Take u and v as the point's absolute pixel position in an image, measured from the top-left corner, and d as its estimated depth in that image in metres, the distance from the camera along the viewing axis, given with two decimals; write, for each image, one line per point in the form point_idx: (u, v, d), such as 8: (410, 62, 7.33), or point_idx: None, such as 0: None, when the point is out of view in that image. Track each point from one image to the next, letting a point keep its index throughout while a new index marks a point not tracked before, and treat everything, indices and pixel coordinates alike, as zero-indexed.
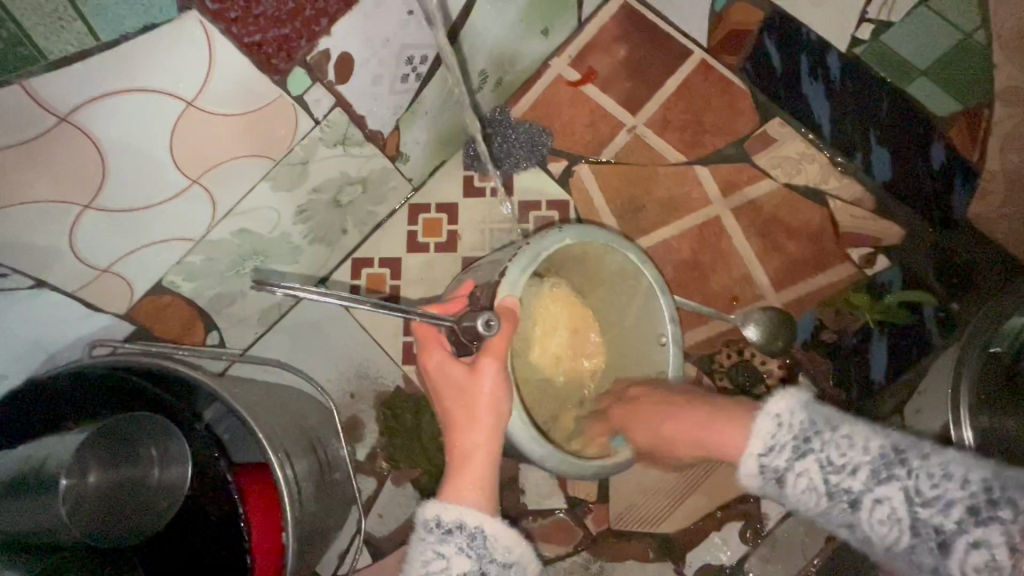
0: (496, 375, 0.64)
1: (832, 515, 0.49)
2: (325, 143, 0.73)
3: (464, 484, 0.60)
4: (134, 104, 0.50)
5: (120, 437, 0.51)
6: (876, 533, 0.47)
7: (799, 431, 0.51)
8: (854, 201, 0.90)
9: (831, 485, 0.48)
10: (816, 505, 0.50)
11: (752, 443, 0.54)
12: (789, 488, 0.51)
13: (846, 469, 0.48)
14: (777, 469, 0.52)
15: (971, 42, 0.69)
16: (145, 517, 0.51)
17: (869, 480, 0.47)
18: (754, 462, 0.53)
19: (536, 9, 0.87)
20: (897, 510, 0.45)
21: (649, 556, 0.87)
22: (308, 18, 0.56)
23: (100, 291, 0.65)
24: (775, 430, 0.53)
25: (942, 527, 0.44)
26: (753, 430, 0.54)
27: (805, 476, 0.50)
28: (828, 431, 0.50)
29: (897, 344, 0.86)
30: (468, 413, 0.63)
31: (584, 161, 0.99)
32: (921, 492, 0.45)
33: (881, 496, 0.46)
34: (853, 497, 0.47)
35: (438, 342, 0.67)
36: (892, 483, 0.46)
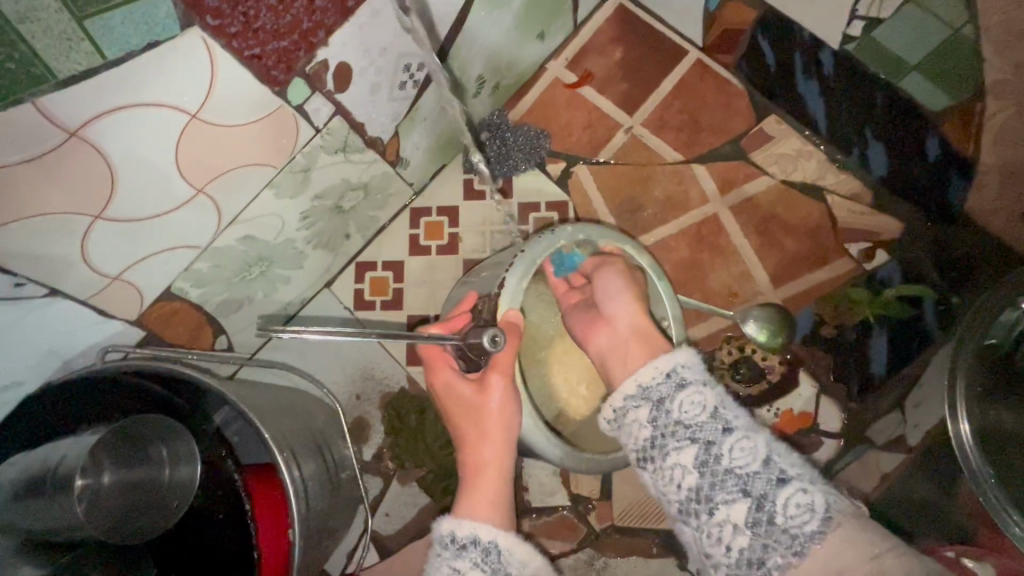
0: (504, 392, 0.70)
1: (700, 427, 0.61)
2: (326, 151, 0.75)
3: (480, 500, 0.68)
4: (142, 118, 0.52)
5: (132, 439, 0.53)
6: (729, 454, 0.58)
7: (707, 374, 0.67)
8: (852, 196, 0.91)
9: (718, 409, 0.62)
10: (694, 416, 0.62)
11: (677, 360, 0.68)
12: (684, 395, 0.64)
13: (732, 412, 0.62)
14: (686, 377, 0.65)
15: (958, 38, 0.68)
16: (157, 514, 0.53)
17: (746, 425, 0.61)
18: (673, 366, 0.66)
19: (531, 14, 0.88)
20: (757, 445, 0.58)
21: (652, 552, 0.88)
22: (306, 30, 0.58)
23: (112, 298, 0.67)
24: (695, 365, 0.67)
25: (785, 470, 0.56)
26: (680, 353, 0.68)
27: (701, 394, 0.63)
28: (719, 389, 0.65)
29: (896, 339, 0.86)
30: (478, 429, 0.71)
31: (581, 162, 1.00)
32: (777, 450, 0.58)
33: (750, 433, 0.59)
34: (728, 425, 0.61)
35: (448, 362, 0.72)
36: (760, 433, 0.60)
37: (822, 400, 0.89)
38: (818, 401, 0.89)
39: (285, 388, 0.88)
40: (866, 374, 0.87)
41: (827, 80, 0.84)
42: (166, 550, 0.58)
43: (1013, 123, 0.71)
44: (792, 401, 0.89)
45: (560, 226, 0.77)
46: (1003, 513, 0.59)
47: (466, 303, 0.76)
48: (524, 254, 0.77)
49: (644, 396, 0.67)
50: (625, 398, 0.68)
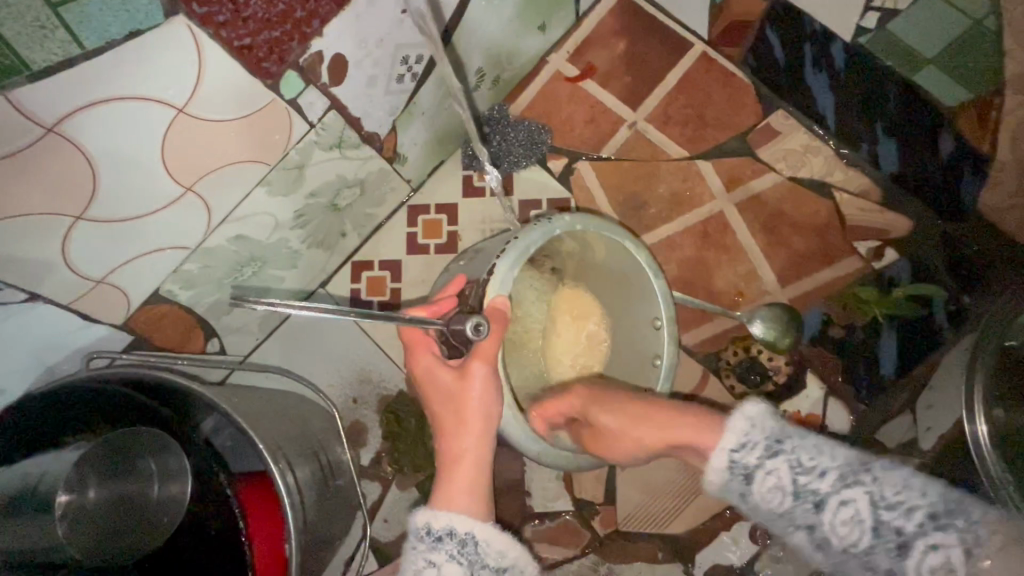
0: (485, 379, 0.65)
1: (794, 515, 0.53)
2: (321, 147, 0.72)
3: (457, 489, 0.63)
4: (124, 114, 0.49)
5: (118, 453, 0.50)
6: (839, 533, 0.50)
7: (769, 432, 0.56)
8: (861, 193, 0.89)
9: (799, 486, 0.52)
10: (780, 506, 0.54)
11: (726, 440, 0.58)
12: (757, 486, 0.55)
13: (815, 471, 0.52)
14: (748, 466, 0.56)
15: (980, 29, 0.67)
16: (144, 533, 0.50)
17: (836, 482, 0.51)
18: (727, 458, 0.57)
19: (533, 5, 0.85)
20: (861, 512, 0.49)
21: (658, 557, 0.86)
22: (300, 19, 0.54)
23: (96, 302, 0.64)
24: (747, 435, 0.57)
25: (903, 530, 0.47)
26: (726, 429, 0.59)
27: (774, 474, 0.54)
28: (783, 444, 0.55)
29: (905, 339, 0.84)
30: (456, 419, 0.65)
31: (584, 158, 0.97)
32: (885, 496, 0.49)
33: (846, 497, 0.50)
34: (819, 498, 0.51)
35: (425, 346, 0.67)
36: (857, 487, 0.49)
37: (830, 401, 0.87)
38: (826, 402, 0.87)
39: (280, 391, 0.85)
40: (875, 375, 0.86)
41: (838, 74, 0.82)
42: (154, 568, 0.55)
43: None
44: (799, 403, 0.88)
45: (557, 215, 0.73)
46: None
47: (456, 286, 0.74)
48: (516, 242, 0.73)
49: (726, 491, 0.59)
50: (722, 473, 0.58)
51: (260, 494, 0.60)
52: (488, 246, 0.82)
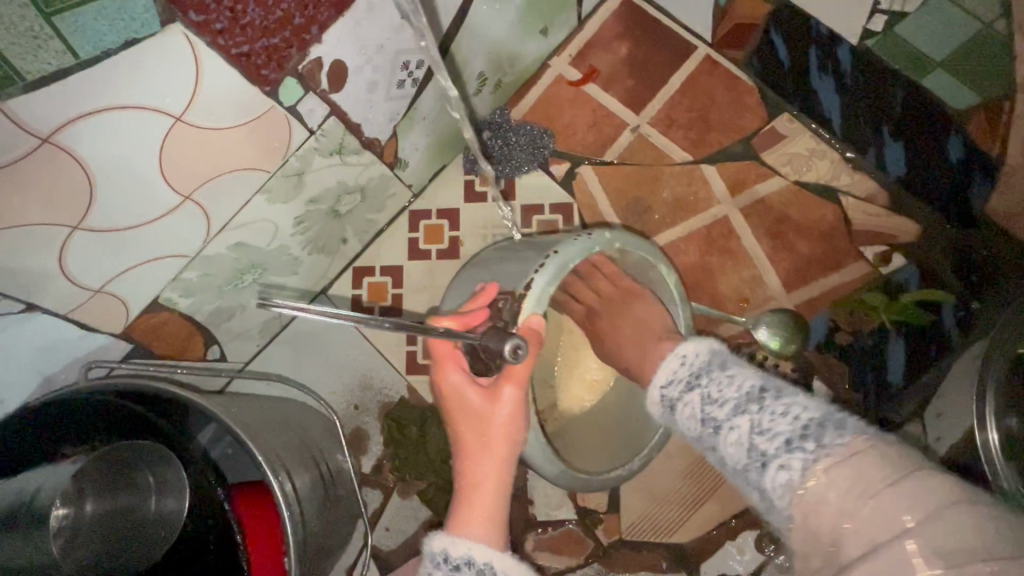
0: (515, 401, 0.65)
1: (703, 439, 0.60)
2: (321, 153, 0.71)
3: (479, 515, 0.62)
4: (120, 123, 0.49)
5: (115, 468, 0.50)
6: (727, 453, 0.55)
7: (693, 368, 0.63)
8: (867, 198, 0.88)
9: (704, 413, 0.59)
10: (694, 430, 0.61)
11: (660, 377, 0.66)
12: (681, 415, 0.62)
13: (718, 401, 0.58)
14: (671, 398, 0.64)
15: (989, 31, 0.65)
16: (142, 548, 0.50)
17: (731, 411, 0.57)
18: (659, 393, 0.66)
19: (534, 8, 0.84)
20: (743, 435, 0.54)
21: (662, 567, 0.85)
22: (298, 26, 0.54)
23: (95, 311, 0.63)
24: (685, 362, 0.65)
25: (767, 451, 0.51)
26: (661, 368, 0.67)
27: (690, 405, 0.61)
28: (716, 371, 0.61)
29: (912, 348, 0.83)
30: (482, 440, 0.64)
31: (586, 163, 0.96)
32: (762, 424, 0.53)
33: (733, 423, 0.55)
34: (717, 423, 0.57)
35: (454, 361, 0.65)
36: (744, 415, 0.55)
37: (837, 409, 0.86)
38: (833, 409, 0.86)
39: (280, 400, 0.84)
40: (883, 383, 0.84)
41: (844, 77, 0.80)
42: None
43: None
44: None
45: (599, 230, 0.72)
46: None
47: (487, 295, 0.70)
48: (557, 255, 0.71)
49: (665, 419, 0.66)
50: (659, 406, 0.66)
51: (252, 506, 0.59)
52: (504, 253, 0.81)
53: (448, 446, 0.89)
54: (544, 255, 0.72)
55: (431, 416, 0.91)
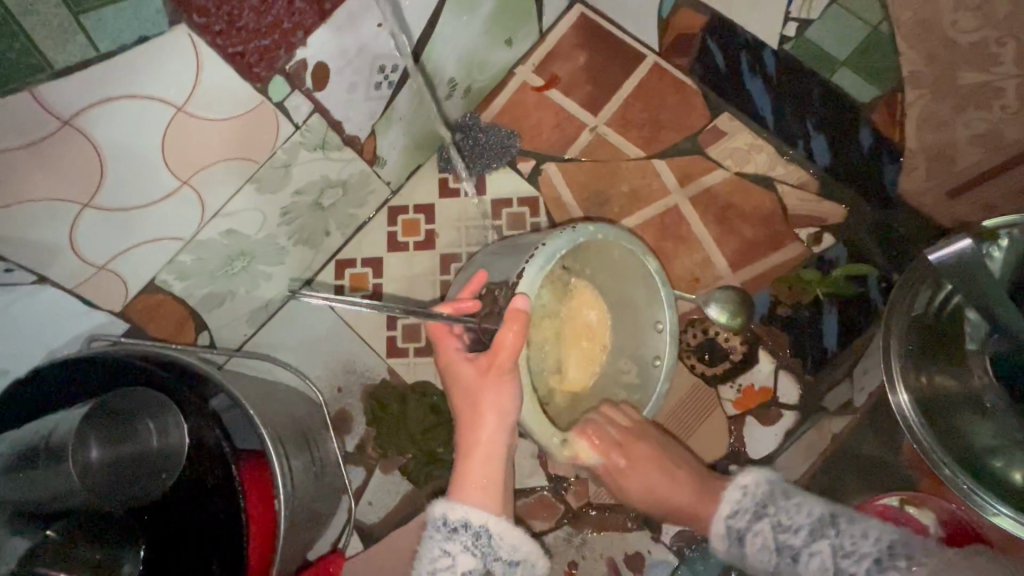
0: (504, 379, 0.70)
1: (782, 569, 0.64)
2: (306, 148, 0.79)
3: (475, 485, 0.69)
4: (128, 110, 0.56)
5: (120, 416, 0.55)
6: None
7: (756, 499, 0.70)
8: (800, 185, 0.98)
9: (780, 542, 0.65)
10: (772, 561, 0.65)
11: (724, 509, 0.73)
12: (753, 536, 0.68)
13: (791, 528, 0.64)
14: (738, 529, 0.69)
15: (877, 33, 0.73)
16: (148, 482, 0.56)
17: (808, 536, 0.63)
18: (726, 525, 0.71)
19: (498, 21, 0.94)
20: (825, 562, 0.60)
21: (628, 527, 0.91)
22: (286, 30, 0.62)
23: (98, 287, 0.69)
24: (738, 505, 0.71)
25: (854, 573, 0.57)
26: (725, 498, 0.73)
27: (761, 535, 0.67)
28: (775, 503, 0.68)
29: (845, 316, 0.92)
30: (473, 408, 0.72)
31: (551, 160, 1.06)
32: (844, 548, 0.59)
33: (813, 547, 0.61)
34: (795, 551, 0.63)
35: (453, 342, 0.76)
36: (823, 539, 0.61)
37: (781, 375, 0.94)
38: (777, 376, 0.94)
39: (272, 380, 0.91)
40: (819, 350, 0.93)
41: (770, 79, 0.91)
42: (155, 521, 0.59)
43: (932, 109, 0.74)
44: (753, 377, 0.95)
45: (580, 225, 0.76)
46: (945, 469, 0.65)
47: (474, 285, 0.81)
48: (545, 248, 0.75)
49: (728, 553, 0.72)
50: (725, 537, 0.71)
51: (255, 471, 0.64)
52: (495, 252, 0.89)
53: (427, 421, 0.96)
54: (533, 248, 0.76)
55: (411, 395, 0.97)
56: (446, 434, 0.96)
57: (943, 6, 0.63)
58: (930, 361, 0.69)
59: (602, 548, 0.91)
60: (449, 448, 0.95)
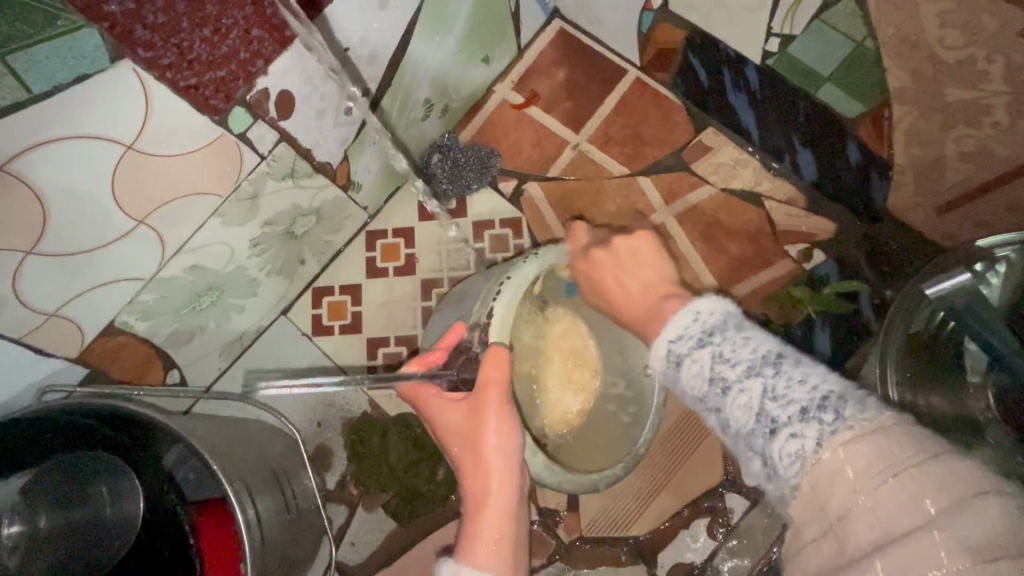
0: (500, 415, 0.64)
1: (709, 399, 0.51)
2: (273, 177, 0.75)
3: (488, 542, 0.61)
4: (70, 152, 0.52)
5: (66, 482, 0.52)
6: (732, 416, 0.48)
7: (707, 324, 0.53)
8: (789, 200, 0.95)
9: (712, 373, 0.50)
10: (697, 390, 0.52)
11: (668, 330, 0.56)
12: (683, 372, 0.53)
13: (731, 361, 0.49)
14: (677, 354, 0.54)
15: (862, 50, 0.69)
16: (97, 554, 0.51)
17: (746, 371, 0.48)
18: (664, 347, 0.55)
19: (473, 39, 0.91)
20: (752, 400, 0.47)
21: (622, 560, 0.88)
22: (243, 60, 0.59)
23: (50, 335, 0.65)
24: (687, 327, 0.54)
25: (778, 418, 0.44)
26: (672, 320, 0.56)
27: (697, 363, 0.52)
28: (732, 330, 0.52)
29: (838, 335, 0.89)
30: (476, 458, 0.64)
31: (533, 179, 1.03)
32: (777, 390, 0.46)
33: (746, 384, 0.47)
34: (726, 384, 0.49)
35: (433, 393, 0.67)
36: (760, 377, 0.47)
37: None
38: None
39: (245, 420, 0.87)
40: None
41: (754, 94, 0.88)
42: None
43: (920, 125, 0.71)
44: None
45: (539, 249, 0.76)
46: None
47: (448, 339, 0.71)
48: (510, 279, 0.74)
49: (664, 376, 0.57)
50: (661, 360, 0.56)
51: (215, 527, 0.58)
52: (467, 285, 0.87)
53: (409, 455, 0.92)
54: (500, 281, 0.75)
55: (393, 427, 0.93)
56: (430, 468, 0.92)
57: (929, 22, 0.60)
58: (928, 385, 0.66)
59: None
60: (433, 482, 0.91)
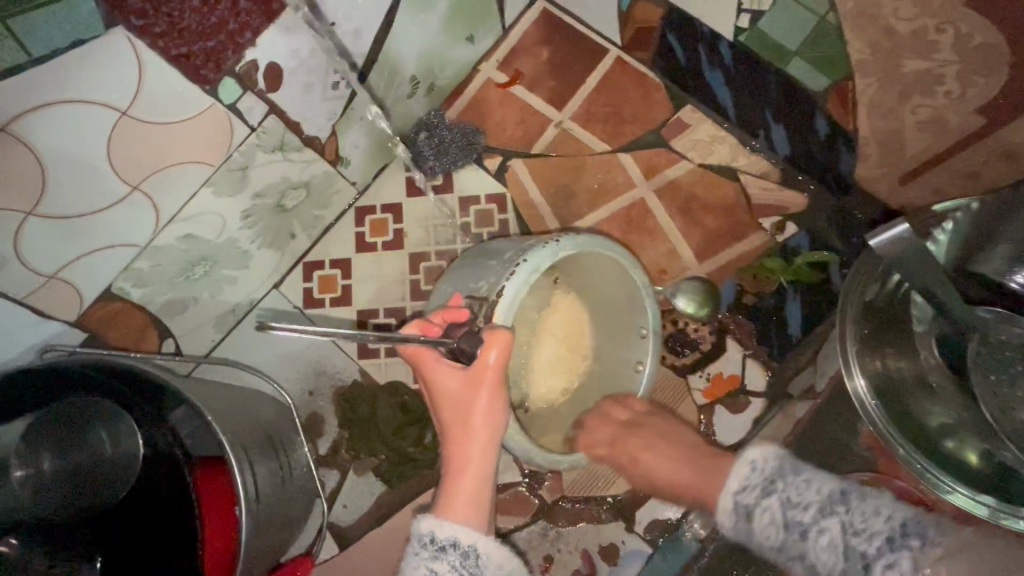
0: (493, 393, 0.66)
1: (789, 547, 0.56)
2: (263, 149, 0.78)
3: (462, 502, 0.64)
4: (68, 117, 0.55)
5: (70, 427, 0.55)
6: (821, 559, 0.53)
7: (768, 470, 0.60)
8: (762, 175, 0.98)
9: (788, 518, 0.56)
10: (777, 538, 0.56)
11: (730, 482, 0.62)
12: (756, 523, 0.58)
13: (801, 505, 0.56)
14: (747, 504, 0.59)
15: (825, 24, 0.74)
16: (103, 489, 0.56)
17: (818, 513, 0.54)
18: (732, 499, 0.61)
19: (457, 18, 0.94)
20: (835, 540, 0.52)
21: (602, 519, 0.92)
22: (233, 30, 0.62)
23: (50, 298, 0.68)
24: (749, 477, 0.60)
25: (867, 553, 0.51)
26: (732, 471, 0.62)
27: (769, 510, 0.57)
28: (790, 475, 0.58)
29: (808, 303, 0.94)
30: (464, 426, 0.66)
31: (518, 156, 1.06)
32: (854, 525, 0.52)
33: (825, 524, 0.53)
34: (805, 528, 0.55)
35: (435, 356, 0.66)
36: (833, 516, 0.53)
37: (748, 362, 0.95)
38: (744, 362, 0.95)
39: (239, 387, 0.90)
40: (783, 336, 0.95)
41: (728, 70, 0.91)
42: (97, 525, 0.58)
43: (882, 94, 0.75)
44: (722, 366, 0.96)
45: (565, 237, 0.72)
46: (903, 450, 0.68)
47: (458, 315, 0.69)
48: (526, 262, 0.72)
49: (735, 514, 0.61)
50: (729, 512, 0.61)
51: (214, 479, 0.64)
52: (484, 249, 0.86)
53: (397, 420, 0.95)
54: (515, 261, 0.73)
55: (382, 395, 0.97)
56: (416, 432, 0.95)
57: None
58: (879, 346, 0.71)
59: (577, 540, 0.91)
60: (422, 447, 0.95)
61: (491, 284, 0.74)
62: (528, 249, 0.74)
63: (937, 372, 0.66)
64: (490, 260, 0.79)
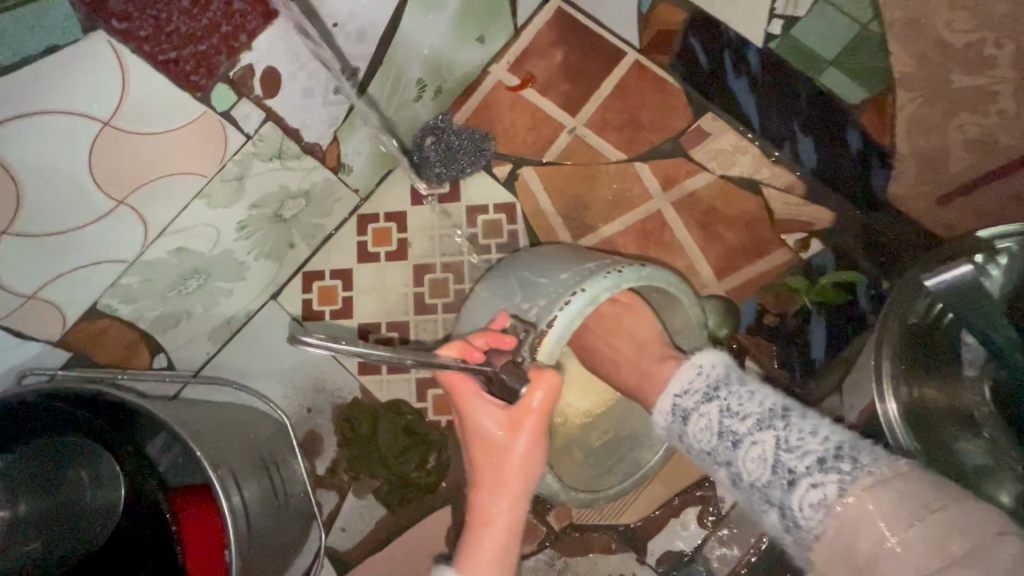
0: (531, 442, 0.64)
1: (719, 451, 0.64)
2: (259, 158, 0.73)
3: (490, 551, 0.63)
4: (45, 129, 0.51)
5: (50, 465, 0.52)
6: (747, 467, 0.61)
7: (710, 380, 0.68)
8: (787, 188, 0.93)
9: (723, 426, 0.64)
10: (708, 442, 0.65)
11: (673, 386, 0.70)
12: (692, 426, 0.67)
13: (738, 415, 0.63)
14: (685, 407, 0.68)
15: (867, 32, 0.71)
16: (78, 539, 0.52)
17: (753, 426, 0.62)
18: (672, 403, 0.69)
19: (467, 18, 0.89)
20: (766, 452, 0.60)
21: (612, 548, 0.88)
22: (226, 33, 0.57)
23: (29, 317, 0.64)
24: (689, 385, 0.69)
25: (795, 468, 0.57)
26: (678, 378, 0.70)
27: (705, 416, 0.66)
28: (735, 385, 0.66)
29: (833, 326, 0.89)
30: (497, 472, 0.64)
31: (528, 164, 1.01)
32: (788, 442, 0.59)
33: (757, 437, 0.61)
34: (737, 438, 0.62)
35: (474, 390, 0.63)
36: (768, 431, 0.61)
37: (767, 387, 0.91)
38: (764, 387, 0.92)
39: (232, 405, 0.85)
40: (806, 360, 0.90)
41: (755, 78, 0.87)
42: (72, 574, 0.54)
43: (922, 111, 0.74)
44: None
45: (630, 269, 0.68)
46: None
47: (505, 342, 0.65)
48: (583, 292, 0.67)
49: (669, 433, 0.71)
50: (667, 413, 0.70)
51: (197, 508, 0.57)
52: (516, 263, 0.78)
53: (400, 443, 0.92)
54: (569, 287, 0.68)
55: (384, 415, 0.93)
56: (420, 456, 0.91)
57: None
58: (920, 375, 0.66)
59: (585, 571, 0.87)
60: (424, 470, 0.91)
61: (540, 309, 0.68)
62: (587, 275, 0.69)
63: (990, 423, 0.67)
64: (539, 279, 0.72)
